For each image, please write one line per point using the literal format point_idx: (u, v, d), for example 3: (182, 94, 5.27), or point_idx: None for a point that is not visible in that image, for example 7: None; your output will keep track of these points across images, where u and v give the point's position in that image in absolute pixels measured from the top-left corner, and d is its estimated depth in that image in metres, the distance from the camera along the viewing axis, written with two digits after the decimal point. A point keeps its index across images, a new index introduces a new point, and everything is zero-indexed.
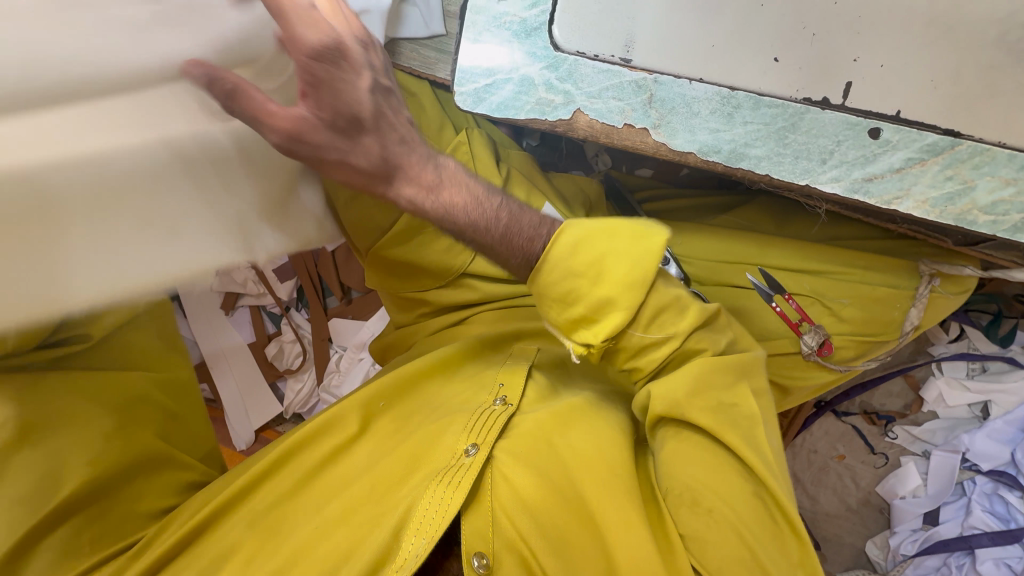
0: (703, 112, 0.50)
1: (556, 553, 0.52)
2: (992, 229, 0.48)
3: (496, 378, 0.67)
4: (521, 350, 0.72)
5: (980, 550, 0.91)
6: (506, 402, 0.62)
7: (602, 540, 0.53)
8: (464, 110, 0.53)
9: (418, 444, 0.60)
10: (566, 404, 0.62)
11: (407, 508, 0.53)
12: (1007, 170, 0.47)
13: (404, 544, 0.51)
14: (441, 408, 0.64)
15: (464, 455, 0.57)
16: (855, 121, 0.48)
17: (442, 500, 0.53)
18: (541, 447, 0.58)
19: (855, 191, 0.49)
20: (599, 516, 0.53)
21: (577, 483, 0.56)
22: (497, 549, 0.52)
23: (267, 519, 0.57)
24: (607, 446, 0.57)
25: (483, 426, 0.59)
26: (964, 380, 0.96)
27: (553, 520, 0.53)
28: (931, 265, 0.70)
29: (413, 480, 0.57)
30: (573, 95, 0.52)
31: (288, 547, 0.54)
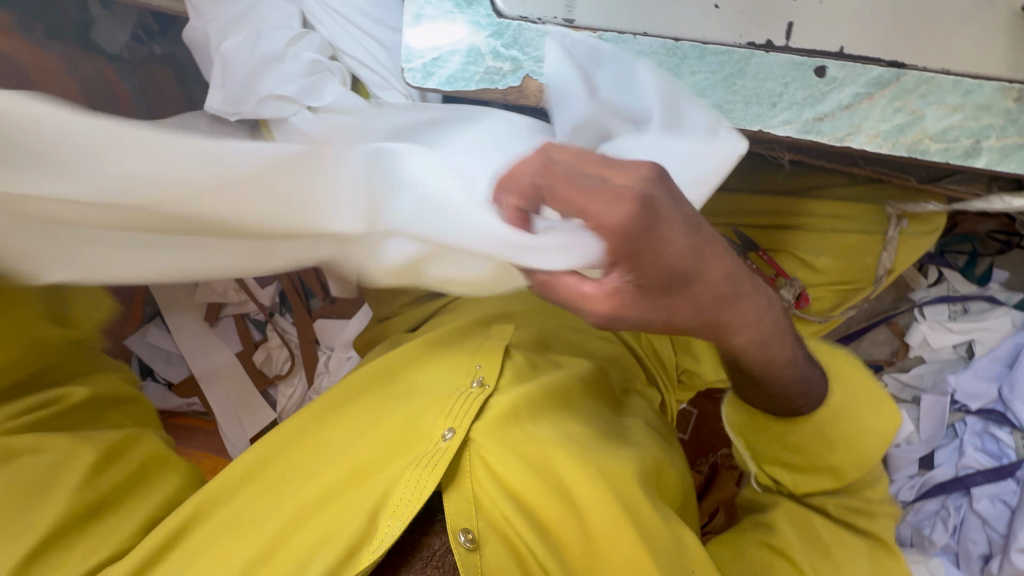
0: (650, 66, 0.50)
1: (536, 531, 0.57)
2: (944, 156, 0.48)
3: (471, 359, 0.68)
4: (499, 329, 0.72)
5: (976, 488, 0.93)
6: (482, 384, 0.64)
7: (579, 513, 0.58)
8: (414, 87, 0.53)
9: (396, 432, 0.61)
10: (543, 385, 0.65)
11: (383, 493, 0.56)
12: (953, 97, 0.47)
13: (382, 526, 0.54)
14: (413, 391, 0.66)
15: (441, 439, 0.59)
16: (800, 61, 0.48)
17: (418, 483, 0.56)
18: (514, 431, 0.60)
19: (807, 131, 0.49)
20: (575, 490, 0.58)
21: (549, 460, 0.59)
22: (482, 526, 0.57)
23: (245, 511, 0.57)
24: (577, 429, 0.62)
25: (460, 410, 0.61)
26: (947, 322, 0.97)
27: (535, 502, 0.58)
28: (897, 206, 0.70)
29: (391, 465, 0.59)
30: (521, 61, 0.52)
31: (265, 533, 0.55)
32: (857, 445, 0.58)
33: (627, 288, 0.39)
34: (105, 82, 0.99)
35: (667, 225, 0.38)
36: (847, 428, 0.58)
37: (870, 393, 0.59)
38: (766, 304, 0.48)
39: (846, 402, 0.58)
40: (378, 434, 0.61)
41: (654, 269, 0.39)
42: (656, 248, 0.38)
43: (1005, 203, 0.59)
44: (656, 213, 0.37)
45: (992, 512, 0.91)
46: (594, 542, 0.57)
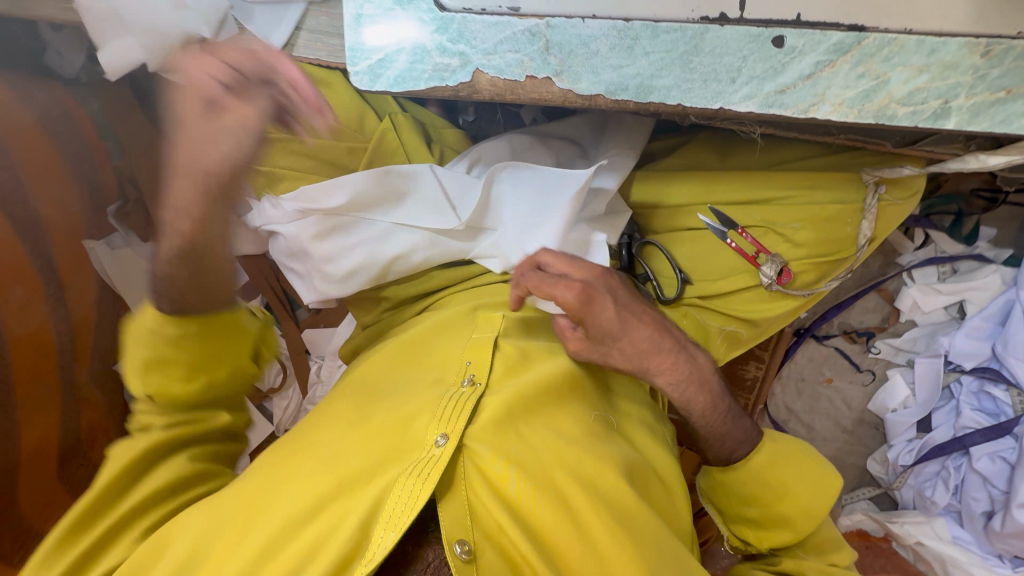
0: (602, 50, 0.48)
1: (531, 540, 0.56)
2: (912, 120, 0.46)
3: (462, 356, 0.67)
4: (487, 319, 0.70)
5: (974, 448, 0.92)
6: (473, 382, 0.63)
7: (576, 526, 0.57)
8: (363, 91, 0.51)
9: (387, 438, 0.60)
10: (534, 381, 0.64)
11: (377, 501, 0.55)
12: (918, 57, 0.45)
13: (376, 537, 0.53)
14: (404, 390, 0.65)
15: (435, 446, 0.57)
16: (756, 33, 0.46)
17: (411, 494, 0.54)
18: (509, 436, 0.59)
19: (769, 106, 0.47)
20: (570, 499, 0.58)
21: (544, 467, 0.58)
22: (478, 537, 0.56)
23: (237, 520, 0.57)
24: (568, 429, 0.62)
25: (451, 414, 0.59)
26: (936, 284, 0.95)
27: (532, 510, 0.57)
28: (874, 172, 0.68)
29: (384, 472, 0.57)
30: (469, 55, 0.50)
31: (256, 545, 0.54)
32: (793, 495, 0.65)
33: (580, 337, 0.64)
34: (62, 108, 0.97)
35: (600, 299, 0.60)
36: (785, 479, 0.66)
37: (804, 463, 0.67)
38: (706, 363, 0.67)
39: (778, 463, 0.66)
40: (369, 439, 0.60)
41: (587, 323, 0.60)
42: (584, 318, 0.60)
43: (980, 163, 0.57)
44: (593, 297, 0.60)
45: (992, 470, 0.91)
46: (591, 549, 0.56)
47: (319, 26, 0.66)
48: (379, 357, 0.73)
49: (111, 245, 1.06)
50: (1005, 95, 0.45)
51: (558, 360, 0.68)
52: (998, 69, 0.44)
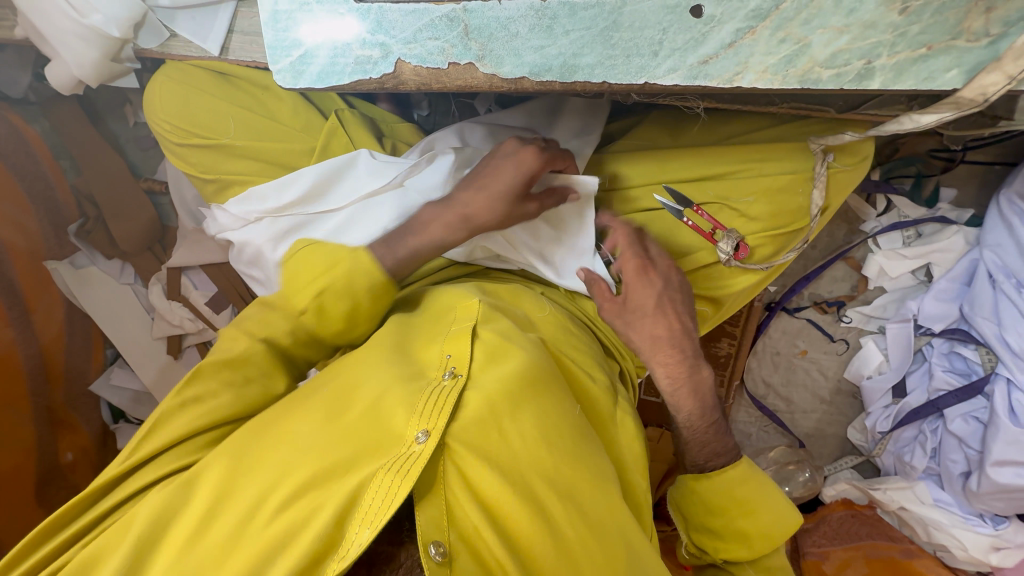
0: (522, 32, 0.47)
1: (503, 540, 0.53)
2: (838, 83, 0.46)
3: (442, 350, 0.64)
4: (465, 308, 0.68)
5: (948, 410, 0.93)
6: (454, 375, 0.60)
7: (551, 527, 0.54)
8: (287, 89, 0.51)
9: (367, 430, 0.57)
10: (513, 371, 0.61)
11: (352, 497, 0.51)
12: (837, 18, 0.44)
13: (349, 534, 0.50)
14: (382, 375, 0.61)
15: (415, 442, 0.54)
16: (674, 3, 0.45)
17: (388, 490, 0.51)
18: (490, 433, 0.57)
19: (694, 77, 0.47)
20: (544, 497, 0.55)
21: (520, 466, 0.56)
22: (453, 539, 0.52)
23: (200, 509, 0.53)
24: (552, 424, 0.59)
25: (433, 409, 0.56)
26: (902, 249, 0.95)
27: (506, 510, 0.54)
28: (819, 141, 0.68)
29: (361, 465, 0.54)
30: (390, 45, 0.49)
31: (218, 540, 0.51)
32: (757, 514, 0.63)
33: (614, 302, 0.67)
34: (9, 128, 0.95)
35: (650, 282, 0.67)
36: (753, 497, 0.64)
37: (772, 491, 0.65)
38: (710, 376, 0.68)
39: (751, 482, 0.64)
40: (346, 431, 0.57)
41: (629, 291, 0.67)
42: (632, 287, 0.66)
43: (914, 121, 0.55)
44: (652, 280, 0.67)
45: (966, 431, 0.91)
46: (563, 549, 0.54)
47: (251, 28, 0.65)
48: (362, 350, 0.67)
49: (75, 265, 1.05)
50: (926, 52, 0.44)
51: (538, 347, 0.66)
52: (917, 26, 0.44)
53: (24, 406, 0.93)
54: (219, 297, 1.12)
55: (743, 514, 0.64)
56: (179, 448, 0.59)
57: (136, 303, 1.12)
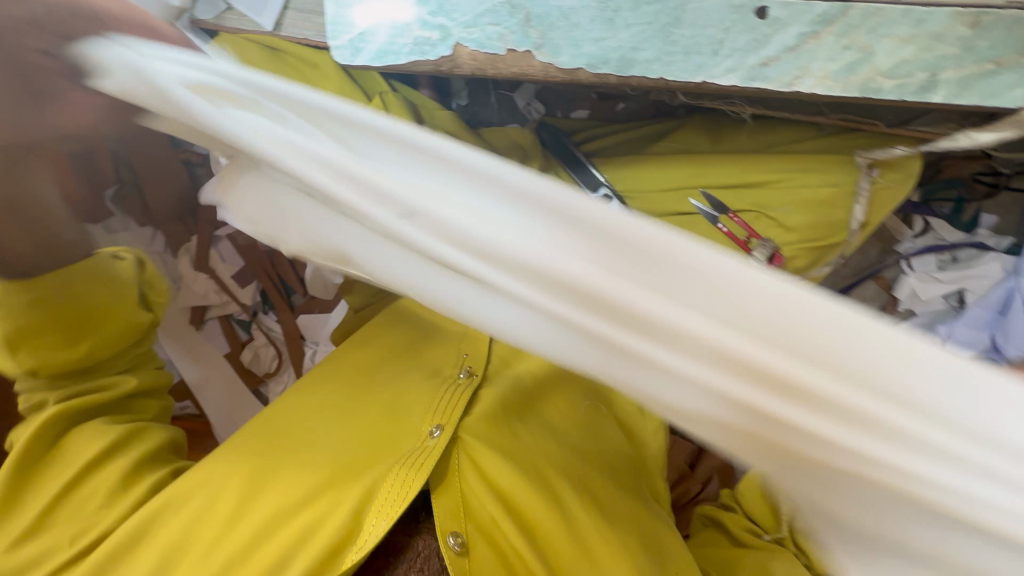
0: (582, 23, 0.47)
1: (523, 531, 0.50)
2: (900, 93, 0.45)
3: (459, 349, 0.65)
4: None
5: None
6: (470, 374, 0.60)
7: (567, 519, 0.51)
8: (343, 64, 0.52)
9: (381, 425, 0.57)
10: (531, 370, 0.62)
11: (368, 489, 0.51)
12: (903, 28, 0.44)
13: (366, 525, 0.49)
14: (402, 378, 0.62)
15: (429, 437, 0.54)
16: (738, 2, 0.45)
17: (404, 481, 0.50)
18: (503, 428, 0.56)
19: (753, 78, 0.47)
20: (560, 491, 0.53)
21: (535, 462, 0.54)
22: (472, 531, 0.50)
23: (228, 503, 0.51)
24: (563, 426, 0.60)
25: (447, 406, 0.56)
26: (935, 273, 0.93)
27: (525, 505, 0.51)
28: (866, 154, 0.67)
29: (380, 460, 0.54)
30: (449, 29, 0.49)
31: (247, 531, 0.49)
32: None
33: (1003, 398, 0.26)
34: None
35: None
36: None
37: None
38: None
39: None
40: (362, 426, 0.57)
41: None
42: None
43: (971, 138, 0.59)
44: None
45: None
46: (585, 550, 0.50)
47: (305, 5, 0.67)
48: (384, 344, 0.67)
49: (108, 228, 1.08)
50: (993, 68, 0.43)
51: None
52: (986, 41, 0.43)
53: None
54: (245, 271, 1.15)
55: None
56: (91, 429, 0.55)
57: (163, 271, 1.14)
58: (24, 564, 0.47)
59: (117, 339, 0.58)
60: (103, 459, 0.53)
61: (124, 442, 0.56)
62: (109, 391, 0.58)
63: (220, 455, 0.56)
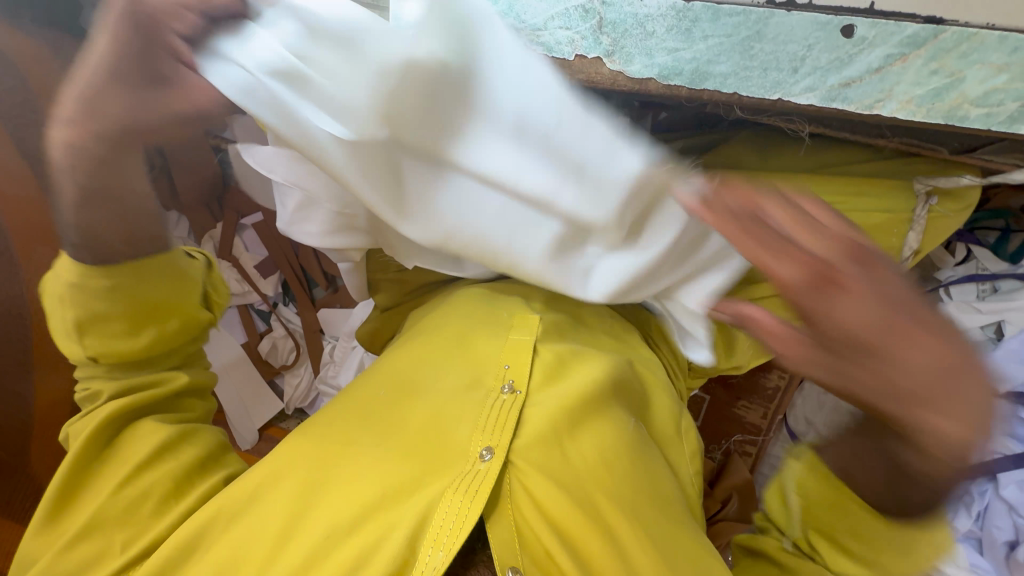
0: (658, 31, 0.46)
1: (578, 563, 0.51)
2: (986, 122, 0.43)
3: (498, 359, 0.62)
4: (523, 319, 0.64)
5: (1002, 474, 0.89)
6: (514, 390, 0.58)
7: (621, 552, 0.52)
8: None
9: (426, 443, 0.55)
10: (575, 386, 0.59)
11: (421, 518, 0.49)
12: (998, 55, 0.42)
13: (421, 556, 0.48)
14: (443, 391, 0.59)
15: (479, 460, 0.53)
16: (826, 20, 0.43)
17: (460, 511, 0.49)
18: (552, 451, 0.55)
19: (831, 99, 0.45)
20: (612, 521, 0.53)
21: (587, 490, 0.54)
22: (525, 562, 0.51)
23: (276, 524, 0.52)
24: (615, 449, 0.57)
25: (496, 426, 0.55)
26: (975, 303, 0.93)
27: (579, 536, 0.52)
28: (927, 181, 0.65)
29: (428, 484, 0.52)
30: (517, 30, 0.48)
31: (299, 554, 0.50)
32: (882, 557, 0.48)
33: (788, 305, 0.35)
34: None
35: (920, 334, 0.34)
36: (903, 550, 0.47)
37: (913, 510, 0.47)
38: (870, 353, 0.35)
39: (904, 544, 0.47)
40: (406, 444, 0.55)
41: (885, 381, 0.35)
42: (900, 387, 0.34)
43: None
44: (857, 250, 0.35)
45: (1020, 498, 0.87)
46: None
47: None
48: (418, 347, 0.66)
49: None
50: None
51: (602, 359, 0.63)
52: None
53: None
54: (268, 261, 1.14)
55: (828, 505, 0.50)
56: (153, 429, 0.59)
57: None
58: (91, 557, 0.52)
59: (173, 336, 0.61)
60: (154, 462, 0.56)
61: (175, 446, 0.58)
62: (163, 392, 0.61)
63: (263, 468, 0.56)
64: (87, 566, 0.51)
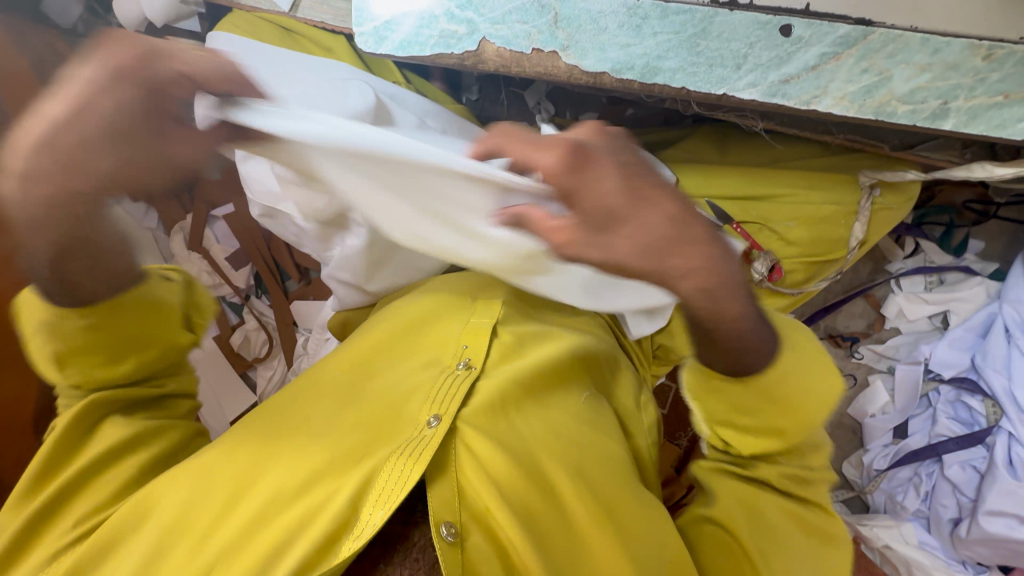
0: (610, 27, 0.48)
1: (520, 521, 0.52)
2: (911, 119, 0.46)
3: (458, 339, 0.63)
4: (485, 304, 0.67)
5: (947, 455, 0.94)
6: (468, 366, 0.59)
7: (560, 509, 0.54)
8: (366, 52, 0.52)
9: (379, 417, 0.56)
10: (531, 363, 0.62)
11: (366, 479, 0.51)
12: (921, 56, 0.45)
13: (364, 514, 0.49)
14: (401, 373, 0.61)
15: (426, 427, 0.54)
16: (765, 20, 0.46)
17: (402, 472, 0.50)
18: (498, 418, 0.56)
19: (772, 95, 0.47)
20: (553, 481, 0.55)
21: (531, 453, 0.56)
22: (466, 519, 0.52)
23: (225, 490, 0.53)
24: (561, 422, 0.59)
25: (445, 396, 0.56)
26: (922, 293, 1.00)
27: (518, 494, 0.53)
28: (872, 175, 0.69)
29: (377, 452, 0.53)
30: (477, 24, 0.50)
31: (243, 518, 0.50)
32: (803, 409, 0.53)
33: (573, 227, 0.38)
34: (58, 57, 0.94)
35: (656, 196, 0.39)
36: (793, 395, 0.53)
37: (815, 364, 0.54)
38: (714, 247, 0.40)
39: (790, 378, 0.53)
40: (358, 416, 0.57)
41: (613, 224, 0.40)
42: (611, 202, 0.38)
43: (987, 172, 0.59)
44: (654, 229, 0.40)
45: (962, 478, 0.92)
46: (574, 537, 0.54)
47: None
48: (381, 330, 0.67)
49: None
50: (1003, 100, 0.45)
51: (558, 343, 0.65)
52: (997, 74, 0.45)
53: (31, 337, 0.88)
54: (240, 254, 1.14)
55: (755, 408, 0.54)
56: (121, 424, 0.58)
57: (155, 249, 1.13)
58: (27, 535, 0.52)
59: (157, 360, 0.60)
60: (125, 450, 0.57)
61: (147, 437, 0.59)
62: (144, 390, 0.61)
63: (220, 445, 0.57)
64: (30, 542, 0.52)
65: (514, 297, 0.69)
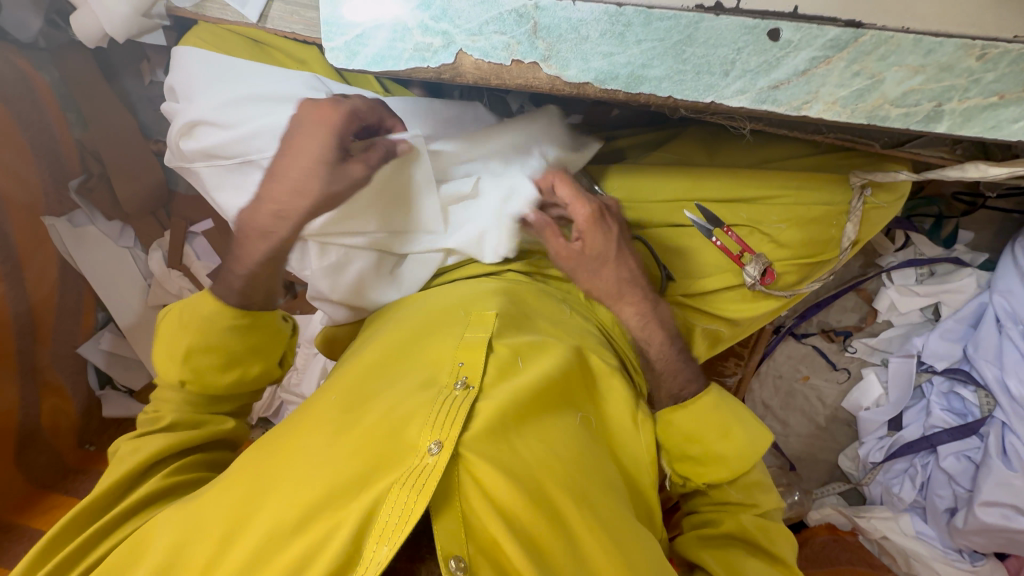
0: (592, 36, 0.46)
1: (527, 550, 0.51)
2: (904, 121, 0.46)
3: (454, 356, 0.61)
4: (479, 317, 0.65)
5: (942, 446, 0.94)
6: (467, 386, 0.57)
7: (567, 535, 0.53)
8: (338, 68, 0.50)
9: (379, 442, 0.54)
10: (529, 381, 0.60)
11: (369, 512, 0.49)
12: (914, 57, 0.44)
13: (367, 551, 0.47)
14: (397, 392, 0.58)
15: (429, 455, 0.51)
16: (753, 24, 0.44)
17: (406, 505, 0.48)
18: (502, 444, 0.54)
19: (762, 101, 0.47)
20: (558, 506, 0.54)
21: (535, 477, 0.54)
22: (473, 552, 0.50)
23: (220, 527, 0.51)
24: (562, 442, 0.57)
25: (446, 420, 0.53)
26: (914, 286, 0.99)
27: (525, 522, 0.52)
28: (863, 175, 0.68)
29: (378, 482, 0.51)
30: (453, 35, 0.47)
31: (240, 560, 0.48)
32: (732, 434, 0.66)
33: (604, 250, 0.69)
34: (16, 73, 0.90)
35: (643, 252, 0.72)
36: (722, 420, 0.67)
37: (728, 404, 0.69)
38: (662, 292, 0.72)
39: (718, 405, 0.68)
40: (356, 441, 0.54)
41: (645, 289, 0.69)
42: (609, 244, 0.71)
43: (979, 172, 0.57)
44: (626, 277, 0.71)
45: (957, 468, 0.92)
46: (581, 563, 0.52)
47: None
48: (374, 350, 0.65)
49: (73, 223, 1.00)
50: (997, 101, 0.44)
51: (556, 357, 0.64)
52: (992, 74, 0.43)
53: (9, 366, 0.85)
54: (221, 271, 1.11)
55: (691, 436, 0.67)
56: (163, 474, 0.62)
57: (133, 268, 1.08)
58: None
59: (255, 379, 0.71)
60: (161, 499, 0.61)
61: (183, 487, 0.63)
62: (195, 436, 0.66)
63: (220, 482, 0.57)
64: None
65: (509, 308, 0.67)
